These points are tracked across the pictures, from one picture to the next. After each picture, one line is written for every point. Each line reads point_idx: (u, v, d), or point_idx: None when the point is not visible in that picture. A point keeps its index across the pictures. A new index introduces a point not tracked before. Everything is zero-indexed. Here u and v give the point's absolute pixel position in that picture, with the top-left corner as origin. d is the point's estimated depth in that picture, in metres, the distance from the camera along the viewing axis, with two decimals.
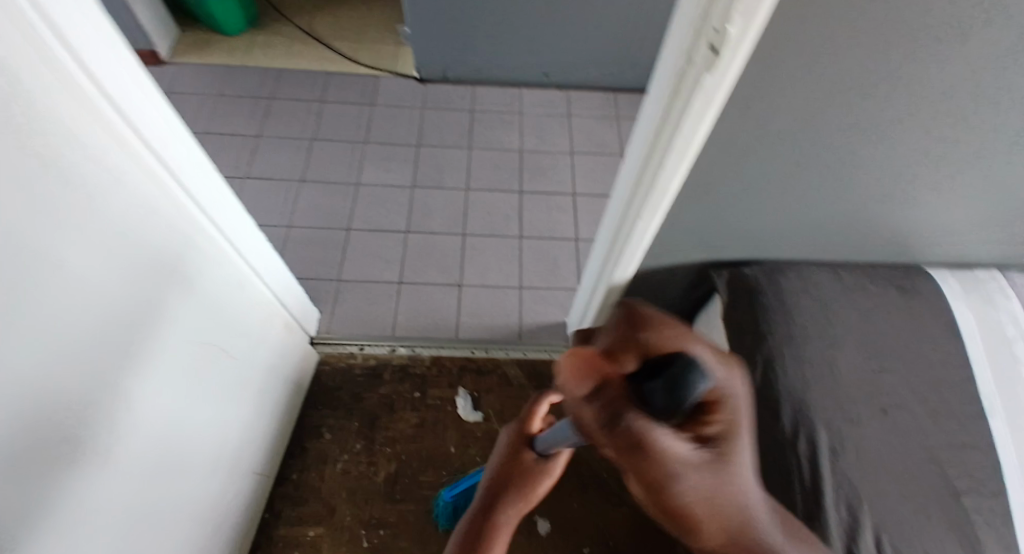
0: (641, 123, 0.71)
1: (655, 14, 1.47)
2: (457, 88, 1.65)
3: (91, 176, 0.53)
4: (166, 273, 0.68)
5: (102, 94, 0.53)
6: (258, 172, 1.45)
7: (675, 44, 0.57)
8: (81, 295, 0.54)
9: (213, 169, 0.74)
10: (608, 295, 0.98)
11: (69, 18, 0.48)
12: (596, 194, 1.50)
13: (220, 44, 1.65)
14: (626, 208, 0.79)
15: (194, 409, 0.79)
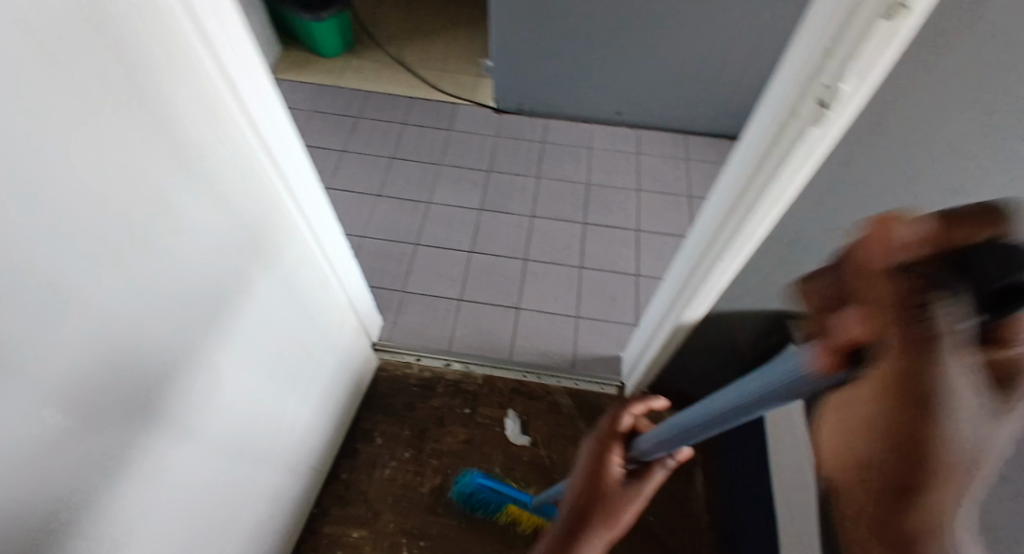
0: (729, 170, 0.72)
1: (734, 62, 1.49)
2: (531, 120, 1.71)
3: (216, 164, 0.59)
4: (261, 258, 0.73)
5: (233, 94, 0.59)
6: (339, 183, 1.54)
7: (777, 98, 0.59)
8: (192, 273, 0.59)
9: (309, 168, 0.80)
10: (675, 332, 0.98)
11: (218, 28, 0.54)
12: (660, 232, 1.51)
13: (316, 64, 1.78)
14: (704, 252, 0.80)
15: (264, 395, 0.84)
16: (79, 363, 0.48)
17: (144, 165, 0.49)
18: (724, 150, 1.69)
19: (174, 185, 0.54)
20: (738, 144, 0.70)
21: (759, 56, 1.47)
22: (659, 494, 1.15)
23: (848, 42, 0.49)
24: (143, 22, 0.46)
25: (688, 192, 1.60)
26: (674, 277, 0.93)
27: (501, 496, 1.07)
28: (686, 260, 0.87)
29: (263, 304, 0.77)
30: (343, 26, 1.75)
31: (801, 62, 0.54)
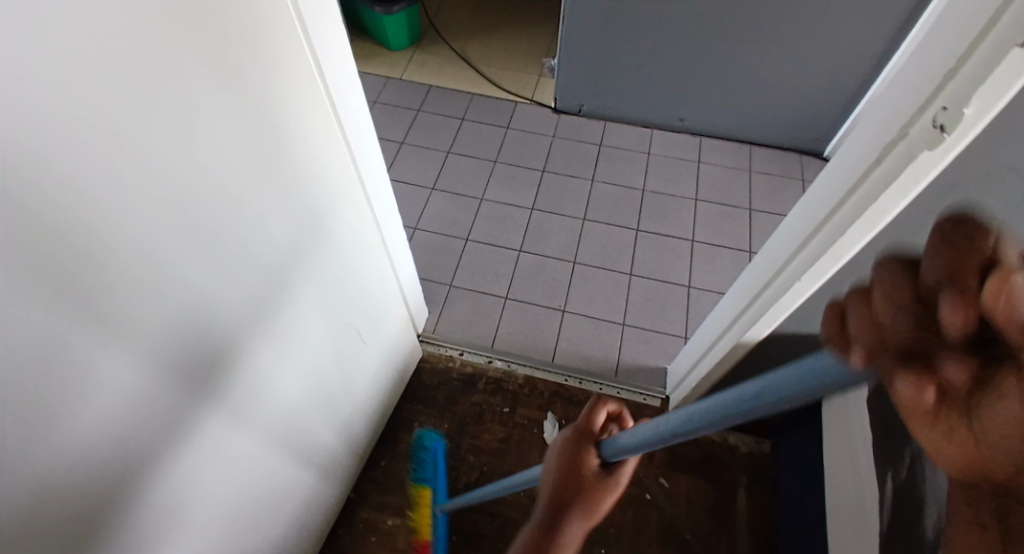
0: (820, 189, 0.69)
1: (810, 71, 1.43)
2: (590, 122, 1.69)
3: (299, 141, 0.60)
4: (329, 238, 0.74)
5: (319, 74, 0.61)
6: (396, 175, 1.56)
7: (886, 117, 0.56)
8: (272, 246, 0.62)
9: (379, 155, 0.81)
10: (733, 350, 0.95)
11: (312, 10, 0.56)
12: (717, 244, 1.46)
13: (382, 57, 1.81)
14: (779, 271, 0.77)
15: (323, 372, 0.86)
16: (168, 320, 0.51)
17: (243, 138, 0.52)
18: (790, 163, 1.62)
19: (265, 160, 0.56)
20: (832, 162, 0.67)
21: (836, 66, 1.41)
22: (699, 514, 1.11)
23: (980, 64, 0.46)
24: (256, 2, 0.48)
25: (749, 204, 1.54)
26: (742, 294, 0.90)
27: (434, 478, 1.09)
28: (758, 278, 0.84)
29: (331, 284, 0.79)
30: (411, 20, 1.78)
31: (920, 82, 0.51)
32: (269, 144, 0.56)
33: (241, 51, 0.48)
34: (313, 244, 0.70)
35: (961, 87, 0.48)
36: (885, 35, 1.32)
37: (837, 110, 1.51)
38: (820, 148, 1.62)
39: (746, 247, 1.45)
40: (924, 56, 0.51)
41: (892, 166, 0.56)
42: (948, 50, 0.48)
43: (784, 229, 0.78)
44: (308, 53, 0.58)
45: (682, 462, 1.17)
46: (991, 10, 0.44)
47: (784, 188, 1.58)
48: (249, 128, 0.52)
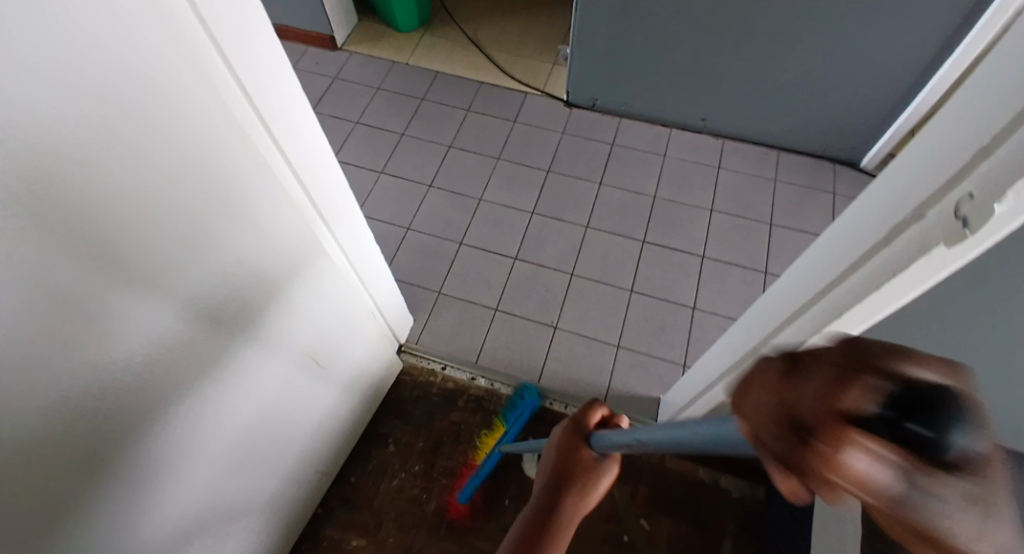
0: (818, 252, 0.59)
1: (850, 74, 1.28)
2: (604, 118, 1.58)
3: (242, 198, 0.59)
4: (292, 281, 0.75)
5: (263, 127, 0.59)
6: (393, 170, 1.48)
7: (896, 199, 0.46)
8: (238, 277, 0.64)
9: (346, 190, 0.80)
10: (722, 404, 0.87)
11: (246, 63, 0.53)
12: (729, 262, 1.35)
13: (389, 39, 1.72)
14: (770, 333, 0.68)
15: (303, 369, 0.87)
16: (108, 338, 0.51)
17: (193, 152, 0.51)
18: (821, 174, 1.48)
19: (220, 170, 0.55)
20: (835, 224, 0.57)
21: (880, 70, 1.25)
22: None
23: (1014, 153, 0.35)
24: (172, 75, 0.46)
25: (770, 219, 1.41)
26: (733, 347, 0.81)
27: (511, 417, 1.13)
28: (750, 337, 0.75)
29: (306, 297, 0.80)
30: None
31: (936, 161, 0.41)
32: (205, 209, 0.55)
33: (177, 73, 0.46)
34: (280, 254, 0.69)
35: (994, 177, 0.37)
36: (939, 38, 1.16)
37: (878, 118, 1.35)
38: (857, 158, 1.47)
39: (761, 268, 1.34)
40: (948, 126, 0.40)
41: (902, 257, 0.47)
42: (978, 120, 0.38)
43: (777, 287, 0.69)
44: (259, 68, 0.55)
45: (666, 502, 1.10)
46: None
47: (810, 202, 1.44)
48: (199, 142, 0.51)
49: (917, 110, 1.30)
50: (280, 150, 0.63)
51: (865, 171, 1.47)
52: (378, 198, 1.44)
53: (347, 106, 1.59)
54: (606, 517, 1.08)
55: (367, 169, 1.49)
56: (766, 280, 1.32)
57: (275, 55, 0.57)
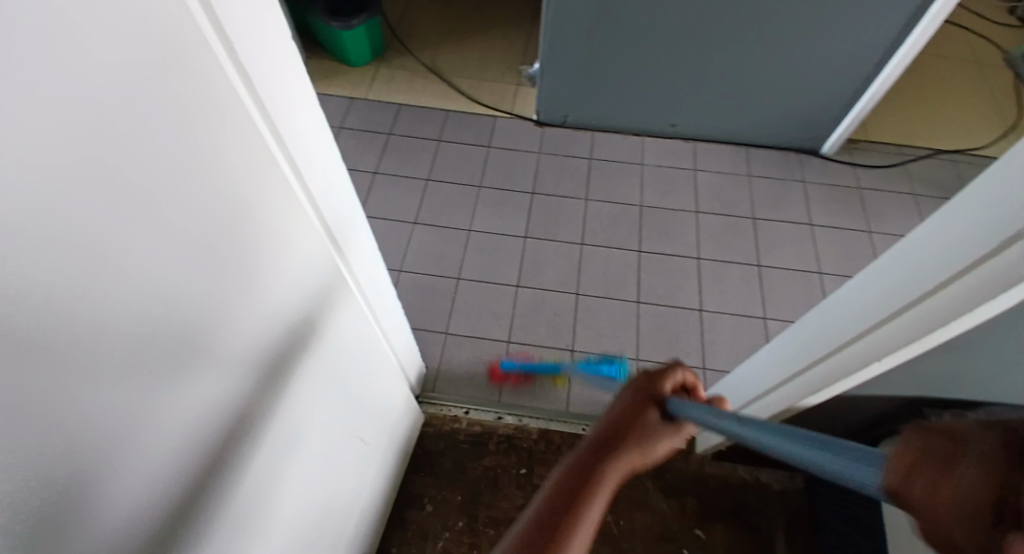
0: (900, 261, 0.60)
1: (808, 69, 1.34)
2: (577, 134, 1.58)
3: (275, 265, 0.49)
4: (320, 354, 0.64)
5: (300, 183, 0.49)
6: (373, 210, 1.42)
7: (991, 212, 0.48)
8: (269, 360, 0.53)
9: (371, 246, 0.71)
10: (785, 411, 0.89)
11: (282, 112, 0.44)
12: (724, 260, 1.38)
13: (343, 75, 1.66)
14: (854, 340, 0.68)
15: (340, 438, 0.78)
16: (148, 469, 0.39)
17: (227, 220, 0.41)
18: (789, 164, 1.54)
19: (255, 236, 0.45)
20: (916, 232, 0.58)
21: (841, 61, 1.32)
22: None
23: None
24: (208, 127, 0.36)
25: (752, 213, 1.46)
26: (798, 355, 0.81)
27: (590, 363, 1.21)
28: (821, 344, 0.75)
29: (331, 370, 0.69)
30: (372, 33, 1.63)
31: None
32: (240, 284, 0.45)
33: (211, 124, 0.36)
34: (309, 322, 0.59)
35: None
36: (891, 29, 1.24)
37: (836, 108, 1.43)
38: (817, 146, 1.55)
39: (754, 261, 1.38)
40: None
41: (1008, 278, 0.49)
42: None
43: (851, 293, 0.69)
44: (295, 115, 0.46)
45: (716, 510, 1.08)
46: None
47: (784, 192, 1.50)
48: (234, 205, 0.41)
49: (872, 96, 1.38)
50: (313, 205, 0.53)
51: (825, 156, 1.55)
52: None
53: None
54: (661, 537, 1.05)
55: None
56: (761, 273, 1.36)
57: (308, 101, 0.48)
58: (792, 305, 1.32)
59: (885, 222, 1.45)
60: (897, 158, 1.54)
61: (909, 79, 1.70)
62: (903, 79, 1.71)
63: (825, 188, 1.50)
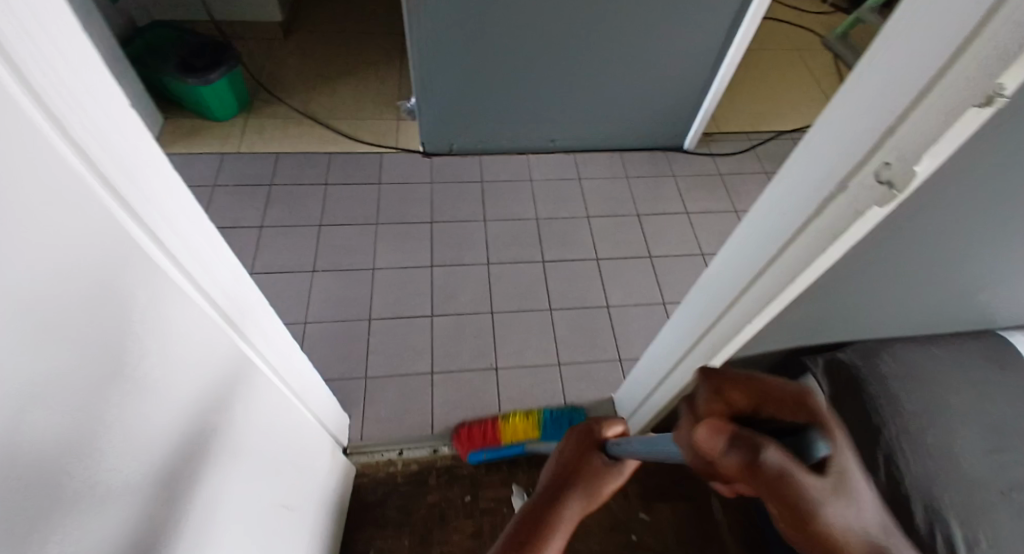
0: (759, 223, 0.65)
1: (657, 77, 1.48)
2: (464, 159, 1.62)
3: (139, 333, 0.44)
4: (217, 431, 0.58)
5: (156, 242, 0.45)
6: (266, 265, 1.35)
7: (818, 173, 0.54)
8: (149, 440, 0.47)
9: (263, 303, 0.67)
10: (683, 387, 0.93)
11: (117, 162, 0.39)
12: (621, 257, 1.47)
13: (212, 131, 1.58)
14: (731, 305, 0.73)
15: (258, 509, 0.71)
16: None
17: (51, 265, 0.34)
18: (660, 162, 1.69)
19: (106, 305, 0.40)
20: (769, 194, 0.63)
21: (684, 68, 1.46)
22: (687, 543, 1.07)
23: (921, 124, 0.44)
24: (17, 180, 0.31)
25: (636, 211, 1.57)
26: (690, 326, 0.85)
27: (549, 428, 1.13)
28: (707, 313, 0.79)
29: (235, 448, 0.63)
30: (235, 85, 1.58)
31: (856, 135, 0.49)
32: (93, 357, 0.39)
33: (19, 178, 0.31)
34: (195, 394, 0.53)
35: (906, 147, 0.45)
36: (717, 37, 1.39)
37: (689, 109, 1.59)
38: (681, 142, 1.70)
39: (646, 254, 1.48)
40: (863, 102, 0.48)
41: (837, 230, 0.54)
42: (892, 97, 0.45)
43: (725, 260, 0.74)
44: (135, 167, 0.42)
45: (655, 490, 1.12)
46: (938, 63, 0.41)
47: (661, 187, 1.63)
48: (61, 246, 0.35)
49: (716, 94, 1.54)
50: (178, 266, 0.48)
51: (689, 151, 1.71)
52: None
53: None
54: (611, 529, 1.08)
55: None
56: (654, 264, 1.46)
57: (149, 148, 0.43)
58: (686, 288, 1.43)
59: (748, 201, 1.62)
60: (747, 144, 1.74)
61: (747, 75, 1.93)
62: (742, 75, 1.93)
63: (694, 178, 1.66)
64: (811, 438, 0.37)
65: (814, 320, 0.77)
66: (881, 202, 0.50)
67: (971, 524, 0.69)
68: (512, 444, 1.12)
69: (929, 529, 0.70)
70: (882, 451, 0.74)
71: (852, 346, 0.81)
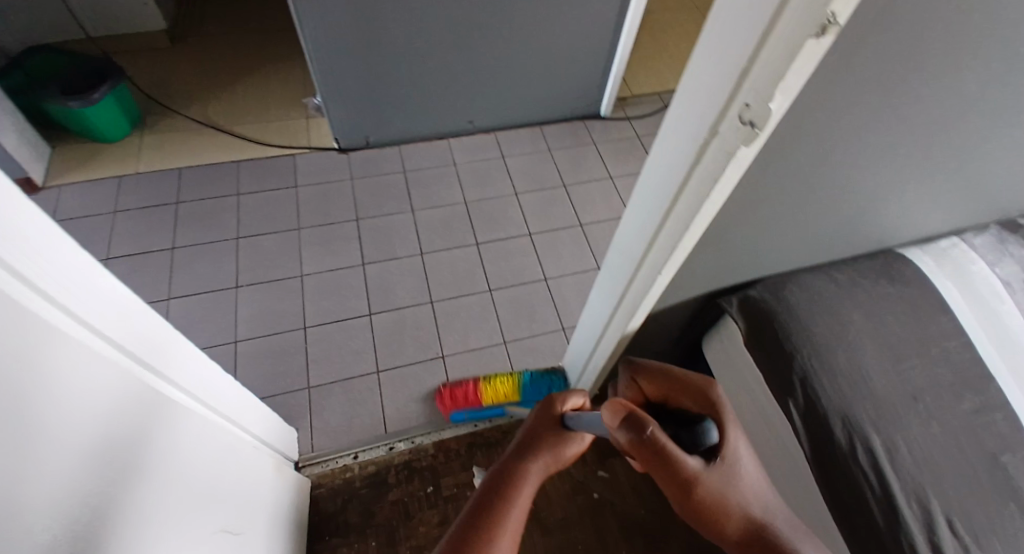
0: (653, 174, 0.66)
1: (563, 48, 1.47)
2: (383, 151, 1.57)
3: (21, 374, 0.41)
4: (139, 460, 0.55)
5: (16, 277, 0.42)
6: (184, 289, 1.27)
7: (693, 121, 0.55)
8: (54, 479, 0.44)
9: (170, 327, 0.64)
10: (617, 345, 0.95)
11: None
12: (552, 229, 1.47)
13: (106, 155, 1.47)
14: (643, 259, 0.74)
15: (199, 541, 0.67)
16: None
17: None
18: (579, 131, 1.70)
19: None
20: (658, 142, 0.63)
21: (588, 37, 1.46)
22: (646, 494, 1.10)
23: (771, 62, 0.45)
24: None
25: (562, 182, 1.58)
26: (612, 284, 0.86)
27: (531, 391, 1.15)
28: (623, 269, 0.80)
29: (161, 477, 0.60)
30: (123, 102, 1.46)
31: (718, 80, 0.50)
32: None
33: None
34: (101, 430, 0.50)
35: (761, 85, 0.47)
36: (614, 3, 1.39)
37: (599, 76, 1.60)
38: (597, 110, 1.72)
39: (577, 223, 1.49)
40: (724, 38, 0.48)
41: (715, 172, 0.56)
42: (744, 32, 0.45)
43: (631, 215, 0.74)
44: None
45: (611, 448, 1.15)
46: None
47: (583, 156, 1.64)
48: None
49: (622, 58, 1.54)
50: (50, 300, 0.45)
51: (606, 117, 1.73)
52: (184, 323, 1.22)
53: (92, 245, 1.32)
54: (573, 493, 1.09)
55: (151, 302, 1.25)
56: (586, 231, 1.48)
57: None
58: None
59: None
60: (659, 105, 1.77)
61: (653, 36, 1.96)
62: (649, 37, 1.96)
63: (614, 143, 1.68)
64: (703, 429, 0.46)
65: (729, 262, 0.79)
66: (749, 142, 0.51)
67: (886, 429, 0.72)
68: (495, 404, 1.15)
69: (849, 439, 0.73)
70: (797, 376, 0.78)
71: (760, 284, 0.85)
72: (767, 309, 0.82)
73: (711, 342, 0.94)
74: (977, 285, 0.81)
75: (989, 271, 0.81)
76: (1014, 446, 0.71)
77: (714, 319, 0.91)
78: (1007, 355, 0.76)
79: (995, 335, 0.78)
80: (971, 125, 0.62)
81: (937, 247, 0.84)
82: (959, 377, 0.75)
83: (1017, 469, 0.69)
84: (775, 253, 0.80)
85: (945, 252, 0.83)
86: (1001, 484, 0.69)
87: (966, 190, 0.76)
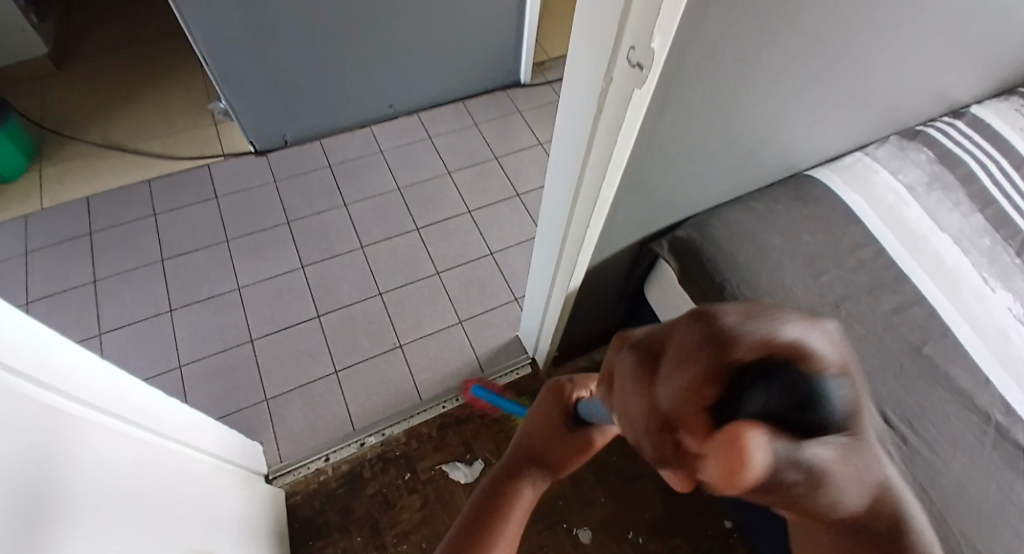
0: (566, 132, 0.68)
1: (471, 20, 1.44)
2: (304, 148, 1.52)
3: None
4: (71, 494, 0.51)
5: None
6: (114, 321, 1.21)
7: (590, 71, 0.58)
8: None
9: (98, 358, 0.61)
10: (562, 305, 0.96)
11: None
12: (489, 203, 1.46)
13: (4, 194, 1.36)
14: (570, 216, 0.76)
15: None
16: None
17: None
18: (503, 102, 1.68)
19: None
20: (564, 100, 0.66)
21: (495, 6, 1.44)
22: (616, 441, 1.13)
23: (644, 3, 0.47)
24: None
25: (492, 154, 1.57)
26: (548, 249, 0.88)
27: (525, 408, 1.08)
28: (556, 230, 0.82)
29: (105, 511, 0.56)
30: (14, 136, 1.35)
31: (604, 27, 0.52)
32: None
33: None
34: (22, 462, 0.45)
35: (640, 26, 0.49)
36: None
37: (513, 45, 1.58)
38: (517, 77, 1.70)
39: (514, 194, 1.49)
40: None
41: (619, 118, 0.58)
42: None
43: (554, 174, 0.77)
44: None
45: None
46: None
47: (510, 125, 1.63)
48: None
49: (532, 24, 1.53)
50: None
51: (527, 84, 1.72)
52: (121, 356, 1.16)
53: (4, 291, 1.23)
54: None
55: (81, 341, 1.18)
56: (524, 200, 1.48)
57: None
58: None
59: None
60: None
61: None
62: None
63: (538, 109, 1.68)
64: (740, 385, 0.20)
65: (652, 208, 0.81)
66: (642, 85, 0.53)
67: None
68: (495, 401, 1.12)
69: None
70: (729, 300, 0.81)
71: (687, 223, 0.88)
72: (693, 245, 0.85)
73: (651, 286, 0.96)
74: (882, 195, 0.87)
75: (893, 179, 0.88)
76: (933, 334, 0.76)
77: (650, 263, 0.93)
78: (915, 253, 0.82)
79: (901, 235, 0.83)
80: (847, 38, 0.65)
81: (843, 164, 0.91)
82: (876, 279, 0.80)
83: (939, 356, 0.74)
84: (695, 192, 0.83)
85: (851, 166, 0.90)
86: (924, 370, 0.74)
87: (856, 103, 0.80)
